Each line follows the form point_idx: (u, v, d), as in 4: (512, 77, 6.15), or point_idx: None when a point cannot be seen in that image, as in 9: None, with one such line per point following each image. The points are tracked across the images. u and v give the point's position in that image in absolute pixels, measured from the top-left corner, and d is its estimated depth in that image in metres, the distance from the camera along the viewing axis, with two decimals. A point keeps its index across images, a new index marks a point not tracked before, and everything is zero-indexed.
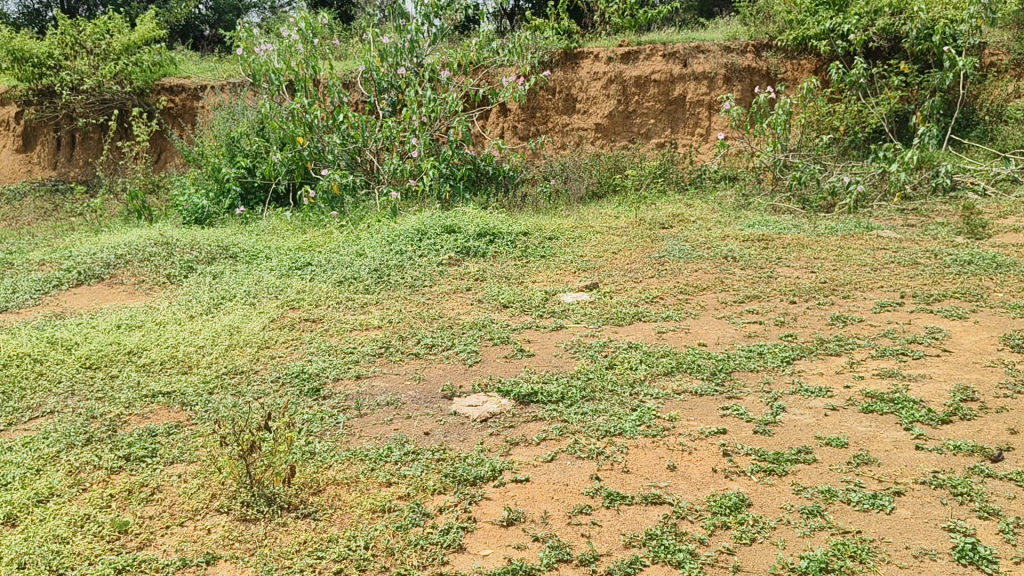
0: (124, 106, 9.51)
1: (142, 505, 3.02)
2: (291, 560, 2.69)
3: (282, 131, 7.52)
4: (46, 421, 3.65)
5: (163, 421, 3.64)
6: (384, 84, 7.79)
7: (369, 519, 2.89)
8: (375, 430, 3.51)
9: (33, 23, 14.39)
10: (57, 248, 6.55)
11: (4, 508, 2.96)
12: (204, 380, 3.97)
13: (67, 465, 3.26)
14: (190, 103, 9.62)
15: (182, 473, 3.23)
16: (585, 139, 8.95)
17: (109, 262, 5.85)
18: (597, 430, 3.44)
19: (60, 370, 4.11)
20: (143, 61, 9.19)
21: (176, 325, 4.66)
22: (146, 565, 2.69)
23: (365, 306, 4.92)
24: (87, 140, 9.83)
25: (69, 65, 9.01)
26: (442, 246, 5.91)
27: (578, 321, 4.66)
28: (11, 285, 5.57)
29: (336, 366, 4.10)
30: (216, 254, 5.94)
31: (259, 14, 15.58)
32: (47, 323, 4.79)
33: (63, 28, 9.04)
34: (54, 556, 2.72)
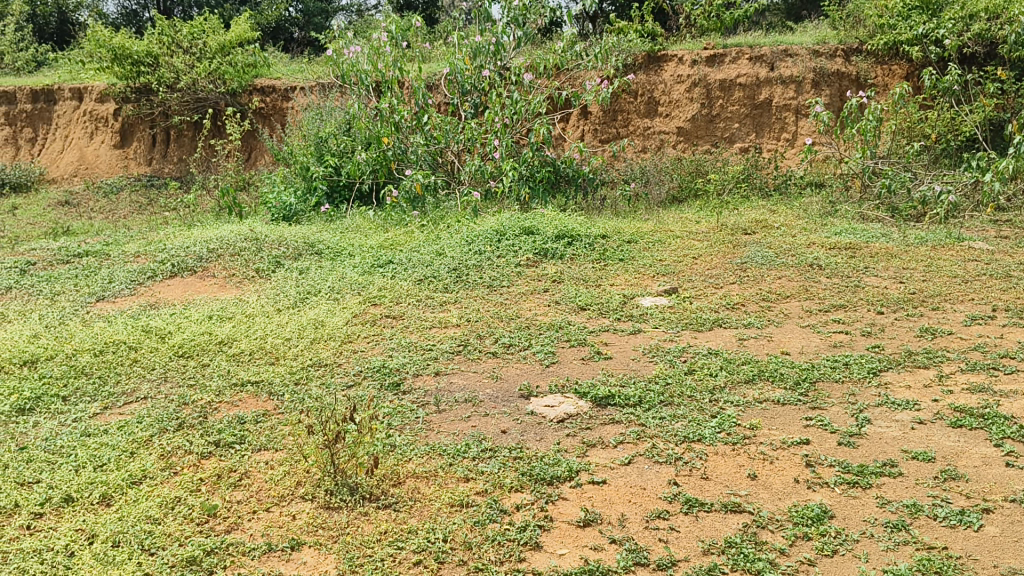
0: (217, 105, 9.83)
1: (230, 490, 3.13)
2: (372, 549, 2.75)
3: (368, 131, 7.67)
4: (140, 406, 3.81)
5: (252, 409, 3.76)
6: (468, 85, 7.88)
7: (447, 513, 2.94)
8: (453, 426, 3.56)
9: (131, 23, 14.99)
10: (152, 241, 6.81)
11: (101, 488, 3.10)
12: (290, 371, 4.09)
13: (160, 449, 3.40)
14: (280, 103, 9.88)
15: (269, 460, 3.33)
16: (666, 142, 8.87)
17: (202, 255, 6.06)
18: (676, 436, 3.41)
19: (153, 358, 4.27)
20: (237, 61, 9.51)
21: (264, 317, 4.80)
22: (233, 548, 2.79)
23: (444, 305, 4.98)
24: (181, 137, 10.19)
25: (166, 62, 9.36)
26: (522, 247, 5.94)
27: (656, 325, 4.63)
28: (109, 275, 5.82)
29: (416, 362, 4.16)
30: (302, 250, 6.10)
31: (346, 17, 15.92)
32: (142, 313, 4.99)
33: (162, 28, 9.43)
34: (148, 535, 2.83)
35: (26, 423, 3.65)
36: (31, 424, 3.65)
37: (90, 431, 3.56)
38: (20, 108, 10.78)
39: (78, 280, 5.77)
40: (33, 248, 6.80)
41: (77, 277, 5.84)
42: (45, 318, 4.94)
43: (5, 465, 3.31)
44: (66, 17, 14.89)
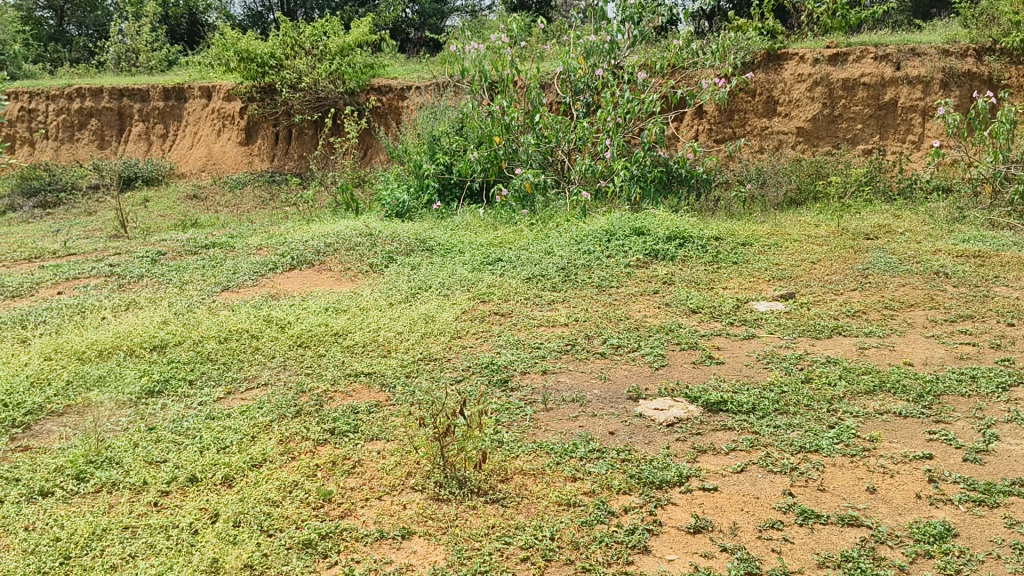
0: (337, 104, 10.14)
1: (344, 476, 3.23)
2: (481, 542, 2.78)
3: (481, 130, 7.77)
4: (261, 392, 3.97)
5: (365, 399, 3.87)
6: (581, 84, 7.87)
7: (555, 511, 2.94)
8: (561, 425, 3.56)
9: (256, 24, 15.67)
10: (273, 234, 7.08)
11: (224, 470, 3.25)
12: (402, 364, 4.18)
13: (279, 434, 3.53)
14: (396, 101, 10.09)
15: (381, 449, 3.43)
16: (785, 143, 8.63)
17: (320, 249, 6.27)
18: (791, 445, 3.32)
19: (273, 346, 4.45)
20: (356, 62, 9.80)
21: (377, 311, 4.93)
22: (347, 533, 2.87)
23: (552, 303, 5.00)
24: (301, 135, 10.56)
25: (289, 65, 9.76)
26: (632, 248, 5.91)
27: (771, 331, 4.52)
28: (234, 267, 6.08)
29: (524, 360, 4.19)
30: (414, 246, 6.22)
31: (460, 17, 16.17)
32: (264, 303, 5.20)
33: (286, 30, 9.82)
34: (267, 517, 2.95)
35: (156, 405, 3.86)
36: (160, 406, 3.85)
37: (214, 414, 3.73)
38: (153, 105, 11.32)
39: (206, 270, 6.04)
40: (164, 239, 7.17)
41: (204, 267, 6.12)
42: (174, 306, 5.20)
43: (136, 444, 3.50)
44: (196, 18, 15.66)
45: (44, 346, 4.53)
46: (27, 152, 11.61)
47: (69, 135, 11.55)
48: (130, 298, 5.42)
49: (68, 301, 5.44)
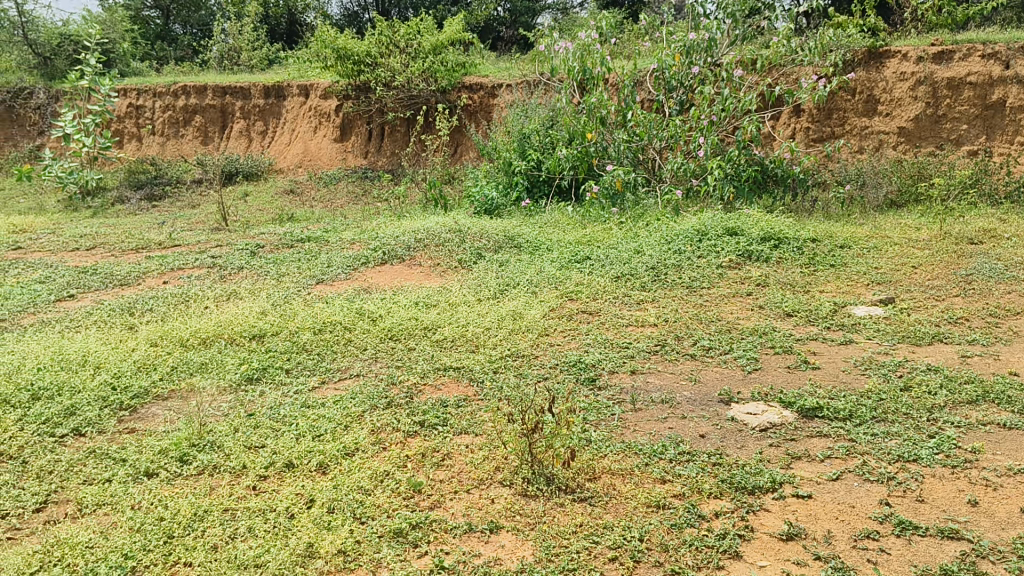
0: (429, 103, 10.27)
1: (434, 468, 3.28)
2: (568, 540, 2.79)
3: (571, 127, 7.76)
4: (353, 382, 4.07)
5: (454, 393, 3.92)
6: (675, 82, 7.77)
7: (644, 513, 2.92)
8: (649, 426, 3.54)
9: (352, 24, 16.03)
10: (366, 229, 7.23)
11: (318, 457, 3.34)
12: (490, 360, 4.21)
13: (371, 424, 3.61)
14: (488, 99, 10.16)
15: (470, 443, 3.47)
16: (886, 143, 8.36)
17: (410, 245, 6.37)
18: (889, 454, 3.22)
19: (365, 339, 4.55)
20: (448, 60, 9.91)
21: (466, 307, 4.98)
22: (437, 524, 2.91)
23: (641, 303, 4.96)
24: (394, 132, 10.75)
25: (384, 62, 9.94)
26: (724, 248, 5.81)
27: (869, 337, 4.39)
28: (328, 260, 6.23)
29: (612, 359, 4.17)
30: (502, 243, 6.26)
31: (551, 15, 16.21)
32: (356, 296, 5.31)
33: (382, 29, 9.99)
34: (359, 505, 3.02)
35: (254, 392, 4.00)
36: (258, 393, 3.98)
37: (309, 403, 3.84)
38: (254, 103, 11.66)
39: (301, 263, 6.21)
40: (263, 232, 7.41)
41: (300, 261, 6.29)
42: (272, 297, 5.36)
43: (236, 429, 3.63)
44: (295, 18, 16.09)
45: (151, 333, 4.73)
46: (135, 147, 12.04)
47: (175, 131, 11.95)
48: (230, 289, 5.61)
49: (174, 290, 5.67)
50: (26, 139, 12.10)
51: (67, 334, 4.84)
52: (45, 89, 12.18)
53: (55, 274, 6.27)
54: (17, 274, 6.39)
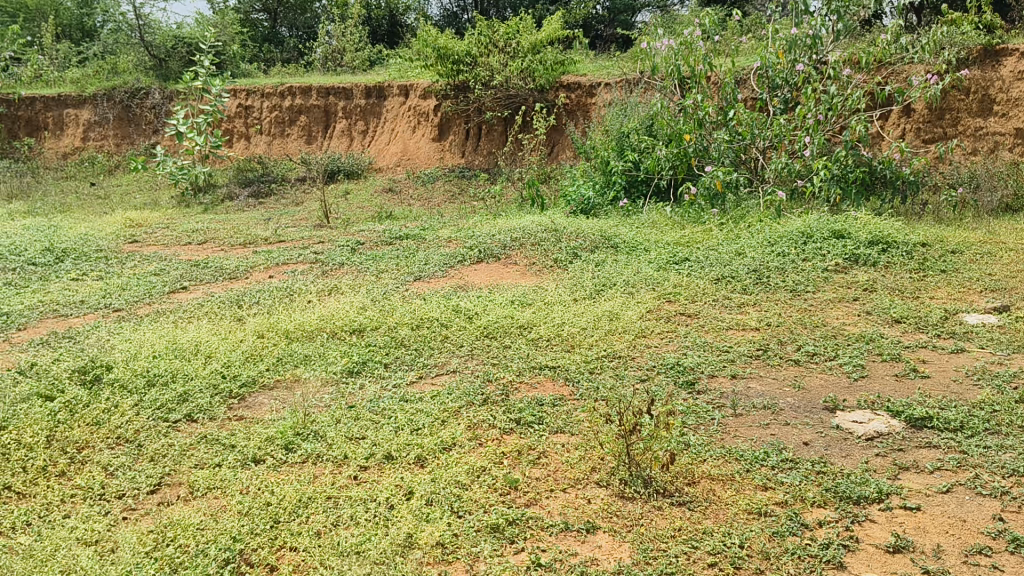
0: (526, 102, 10.35)
1: (530, 466, 3.29)
2: (667, 544, 2.76)
3: (670, 127, 7.68)
4: (450, 378, 4.13)
5: (550, 392, 3.93)
6: (779, 80, 7.59)
7: (745, 519, 2.87)
8: (750, 432, 3.47)
9: (451, 24, 16.26)
10: (463, 228, 7.31)
11: (416, 450, 3.40)
12: (586, 360, 4.20)
13: (467, 420, 3.65)
14: (585, 99, 10.13)
15: (566, 442, 3.47)
16: (1002, 144, 7.97)
17: (506, 244, 6.41)
18: (1004, 468, 3.07)
19: (461, 336, 4.60)
20: (547, 60, 9.94)
21: (563, 306, 4.98)
22: (533, 522, 2.93)
23: (742, 306, 4.87)
24: (491, 132, 10.84)
25: (483, 62, 10.03)
26: (829, 252, 5.65)
27: (983, 346, 4.19)
28: (425, 258, 6.33)
29: (712, 363, 4.10)
30: (599, 243, 6.24)
31: (650, 13, 16.10)
32: (454, 294, 5.37)
33: (482, 29, 10.10)
34: (457, 499, 3.06)
35: (355, 384, 4.10)
36: (358, 386, 4.08)
37: (407, 397, 3.91)
38: (356, 103, 11.90)
39: (400, 260, 6.33)
40: (363, 229, 7.57)
41: (399, 258, 6.40)
42: (372, 293, 5.48)
43: (338, 420, 3.73)
44: (396, 20, 16.42)
45: (258, 325, 4.90)
46: (243, 146, 12.35)
47: (280, 131, 12.26)
48: (332, 284, 5.75)
49: (278, 284, 5.85)
50: (142, 137, 12.64)
51: (180, 324, 5.06)
52: (159, 89, 12.71)
53: (169, 267, 6.56)
54: (134, 266, 6.71)
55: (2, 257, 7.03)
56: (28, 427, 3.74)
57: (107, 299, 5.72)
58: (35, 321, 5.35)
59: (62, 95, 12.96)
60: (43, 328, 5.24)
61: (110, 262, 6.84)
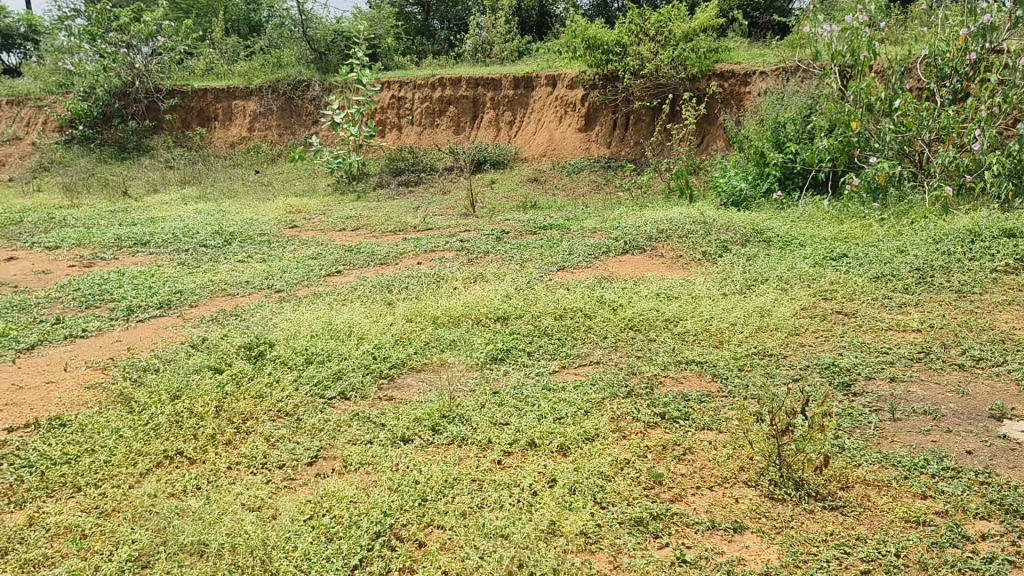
0: (676, 91, 10.18)
1: (676, 462, 3.25)
2: (818, 548, 2.67)
3: (828, 117, 7.37)
4: (593, 369, 4.13)
5: (697, 388, 3.86)
6: (948, 69, 7.15)
7: (901, 528, 2.73)
8: (910, 438, 3.29)
9: (601, 14, 16.23)
10: (608, 218, 7.28)
11: (560, 439, 3.42)
12: (735, 357, 4.10)
13: (611, 412, 3.64)
14: (738, 88, 9.85)
15: (713, 440, 3.40)
16: None
17: (653, 236, 6.35)
18: None
19: (605, 327, 4.59)
20: (700, 48, 9.74)
21: (711, 301, 4.88)
22: (678, 518, 2.89)
23: (903, 306, 4.62)
24: (639, 122, 10.72)
25: (633, 51, 10.00)
26: (1000, 251, 5.27)
27: None
28: (570, 248, 6.35)
29: (870, 364, 3.92)
30: (750, 237, 6.09)
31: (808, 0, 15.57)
32: (598, 284, 5.37)
33: (632, 18, 10.03)
34: (600, 489, 3.06)
35: (499, 371, 4.17)
36: (503, 372, 4.15)
37: (551, 386, 3.94)
38: (504, 93, 12.04)
39: (544, 250, 6.37)
40: (508, 218, 7.67)
41: (543, 247, 6.44)
42: (517, 281, 5.54)
43: (483, 405, 3.80)
44: (546, 10, 16.52)
45: (407, 310, 5.06)
46: (394, 136, 12.72)
47: (430, 121, 12.55)
48: (478, 272, 5.86)
49: (428, 271, 6.02)
50: (302, 128, 13.24)
51: (335, 306, 5.30)
52: (320, 81, 13.30)
53: (326, 252, 6.87)
54: (293, 250, 7.07)
55: (178, 239, 7.56)
56: (199, 397, 4.01)
57: (270, 280, 6.05)
58: (206, 299, 5.73)
59: (231, 87, 13.79)
60: (213, 306, 5.60)
61: (272, 246, 7.24)
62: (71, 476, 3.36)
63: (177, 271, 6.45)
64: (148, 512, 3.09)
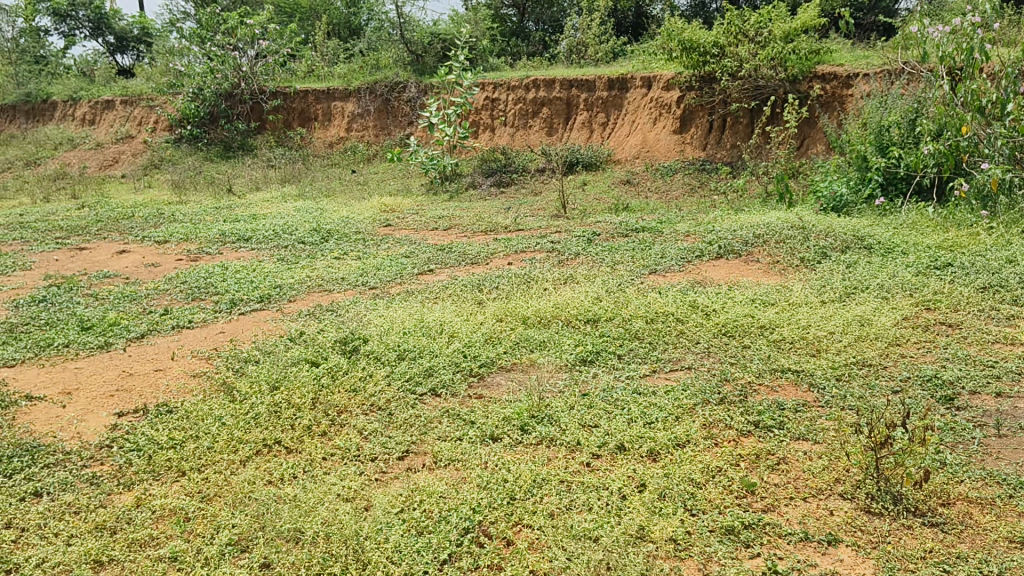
0: (776, 93, 9.96)
1: (769, 471, 3.18)
2: (916, 565, 2.59)
3: (936, 121, 7.10)
4: (685, 374, 4.08)
5: (792, 397, 3.78)
6: None
7: (1005, 548, 2.63)
8: (1016, 456, 3.15)
9: (699, 14, 16.01)
10: (702, 222, 7.18)
11: (650, 444, 3.40)
12: (832, 366, 3.99)
13: (703, 418, 3.59)
14: (841, 90, 9.57)
15: (808, 450, 3.32)
16: None
17: (748, 240, 6.24)
18: None
19: (698, 332, 4.53)
20: (801, 49, 9.54)
21: (809, 308, 4.76)
22: (770, 528, 2.83)
23: (1013, 319, 4.41)
24: (736, 124, 10.54)
25: (731, 52, 9.86)
26: None
27: None
28: (663, 251, 6.28)
29: (975, 378, 3.75)
30: (850, 243, 5.92)
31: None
32: (691, 288, 5.30)
33: (731, 19, 9.91)
34: (690, 497, 3.02)
35: (589, 373, 4.16)
36: (592, 374, 4.14)
37: (641, 390, 3.91)
38: (598, 95, 12.00)
39: (637, 252, 6.33)
40: (600, 220, 7.65)
41: (635, 250, 6.40)
42: (607, 284, 5.52)
43: (572, 406, 3.81)
44: (642, 10, 16.42)
45: (497, 309, 5.11)
46: (488, 137, 12.83)
47: (523, 123, 12.61)
48: (568, 274, 5.86)
49: (518, 271, 6.06)
50: (398, 129, 13.45)
51: (427, 303, 5.39)
52: (416, 83, 13.52)
53: (419, 251, 6.98)
54: (387, 248, 7.21)
55: (278, 235, 7.82)
56: (297, 389, 4.14)
57: (364, 277, 6.19)
58: (303, 294, 5.90)
59: (331, 88, 14.15)
60: (310, 301, 5.77)
61: (367, 244, 7.40)
62: (176, 460, 3.51)
63: (276, 266, 6.67)
64: (247, 498, 3.20)
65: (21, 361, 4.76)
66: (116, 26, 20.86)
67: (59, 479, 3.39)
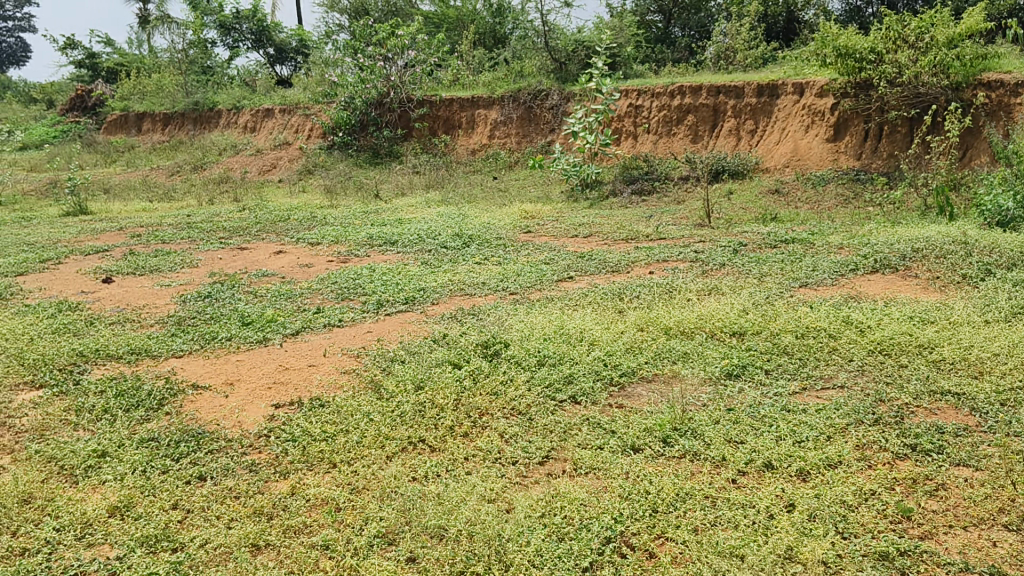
0: (937, 101, 9.45)
1: (927, 497, 3.01)
2: None
3: None
4: (837, 394, 3.92)
5: (952, 421, 3.57)
6: None
7: None
8: None
9: (854, 18, 15.40)
10: (856, 234, 6.88)
11: (799, 463, 3.28)
12: (997, 391, 3.74)
13: (856, 439, 3.44)
14: (1008, 98, 8.99)
15: (969, 477, 3.13)
16: None
17: (906, 254, 5.94)
18: None
19: (851, 349, 4.34)
20: (965, 55, 9.08)
21: (972, 327, 4.48)
22: (928, 556, 2.68)
23: None
24: (894, 132, 10.05)
25: (890, 58, 9.43)
26: None
27: None
28: (814, 263, 6.07)
29: None
30: (1019, 260, 5.53)
31: None
32: (844, 303, 5.09)
33: (891, 24, 9.53)
34: (842, 519, 2.90)
35: (734, 387, 4.06)
36: (738, 389, 4.04)
37: (790, 407, 3.79)
38: (746, 101, 11.69)
39: (786, 264, 6.14)
40: (745, 230, 7.48)
41: (784, 262, 6.21)
42: (754, 296, 5.38)
43: (716, 420, 3.73)
44: (793, 15, 15.94)
45: (638, 319, 5.07)
46: (630, 144, 12.77)
47: (667, 130, 12.46)
48: (713, 284, 5.75)
49: (660, 280, 5.99)
50: (539, 135, 13.48)
51: (568, 310, 5.41)
52: (559, 90, 13.56)
53: (559, 257, 7.02)
54: (527, 254, 7.29)
55: (423, 239, 8.05)
56: (441, 390, 4.25)
57: (505, 283, 6.28)
58: (447, 297, 6.05)
59: (475, 96, 14.44)
60: (453, 304, 5.92)
61: (508, 250, 7.49)
62: (328, 453, 3.67)
63: (421, 269, 6.87)
64: (393, 493, 3.31)
65: (189, 352, 5.11)
66: (276, 38, 22.03)
67: (220, 465, 3.61)
